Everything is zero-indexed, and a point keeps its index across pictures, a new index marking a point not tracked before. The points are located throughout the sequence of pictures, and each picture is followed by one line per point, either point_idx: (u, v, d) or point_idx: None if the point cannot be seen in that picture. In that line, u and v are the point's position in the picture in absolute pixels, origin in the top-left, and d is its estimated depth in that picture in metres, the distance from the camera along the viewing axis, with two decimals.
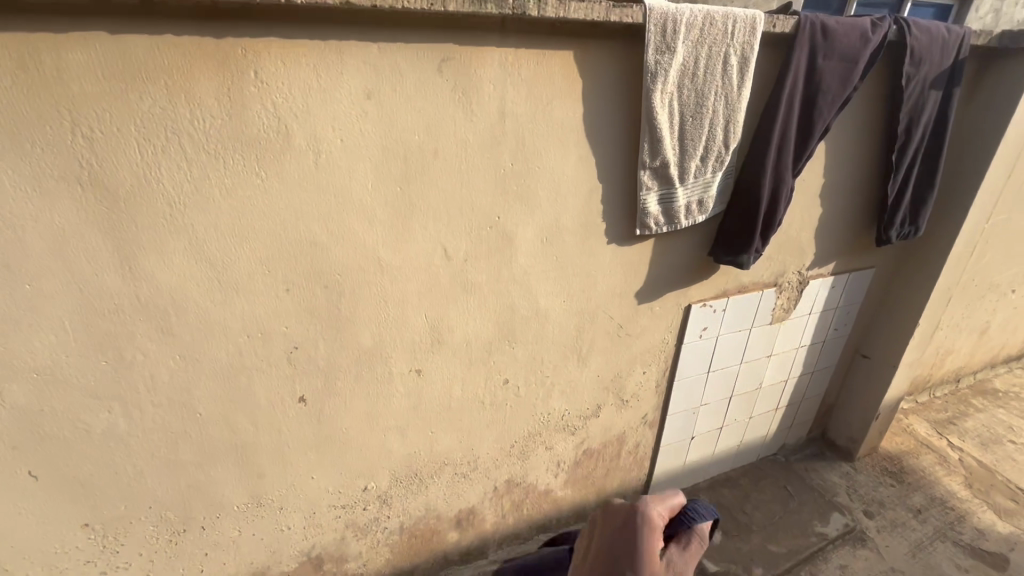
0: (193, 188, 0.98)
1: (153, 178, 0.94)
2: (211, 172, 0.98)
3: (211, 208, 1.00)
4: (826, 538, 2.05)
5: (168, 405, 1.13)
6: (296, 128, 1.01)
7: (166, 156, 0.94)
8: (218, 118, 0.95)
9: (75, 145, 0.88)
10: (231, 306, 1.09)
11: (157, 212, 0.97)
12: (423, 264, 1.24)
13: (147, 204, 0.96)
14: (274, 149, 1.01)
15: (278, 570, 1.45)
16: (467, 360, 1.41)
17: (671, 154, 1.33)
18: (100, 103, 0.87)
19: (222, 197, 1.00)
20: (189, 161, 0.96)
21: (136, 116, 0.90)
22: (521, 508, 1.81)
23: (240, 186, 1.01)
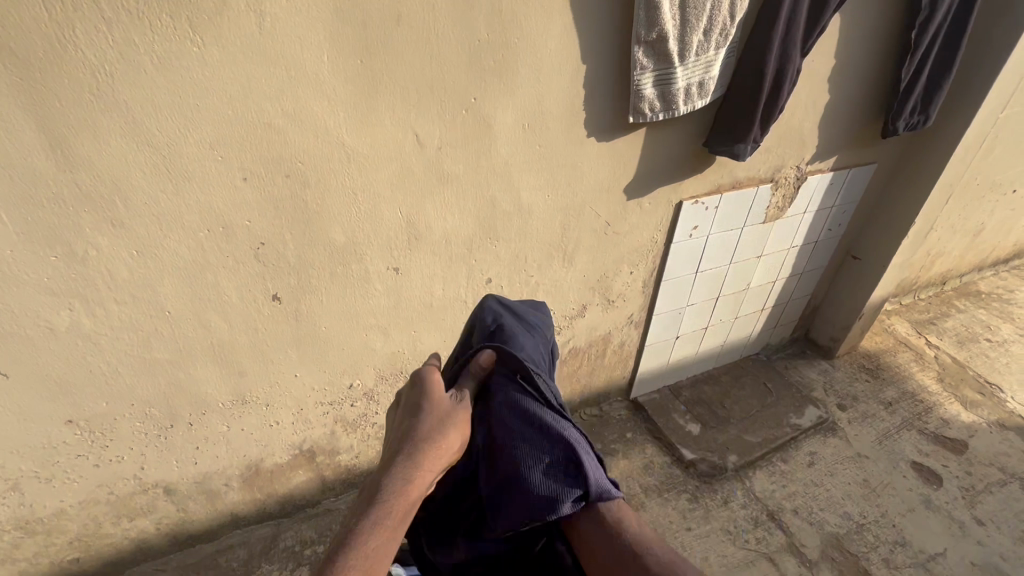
0: (118, 57, 0.85)
1: (68, 42, 0.82)
2: (136, 37, 0.85)
3: (145, 81, 0.88)
4: (799, 428, 2.15)
5: (133, 303, 1.08)
6: None
7: (79, 14, 0.81)
8: None
9: None
10: (185, 196, 1.01)
11: (82, 85, 0.85)
12: (393, 152, 1.14)
13: (67, 75, 0.84)
14: (209, 10, 0.87)
15: (273, 462, 1.51)
16: (448, 258, 1.36)
17: (669, 26, 1.18)
18: None
19: (154, 68, 0.88)
20: (108, 22, 0.83)
21: None
22: None
23: (175, 55, 0.88)
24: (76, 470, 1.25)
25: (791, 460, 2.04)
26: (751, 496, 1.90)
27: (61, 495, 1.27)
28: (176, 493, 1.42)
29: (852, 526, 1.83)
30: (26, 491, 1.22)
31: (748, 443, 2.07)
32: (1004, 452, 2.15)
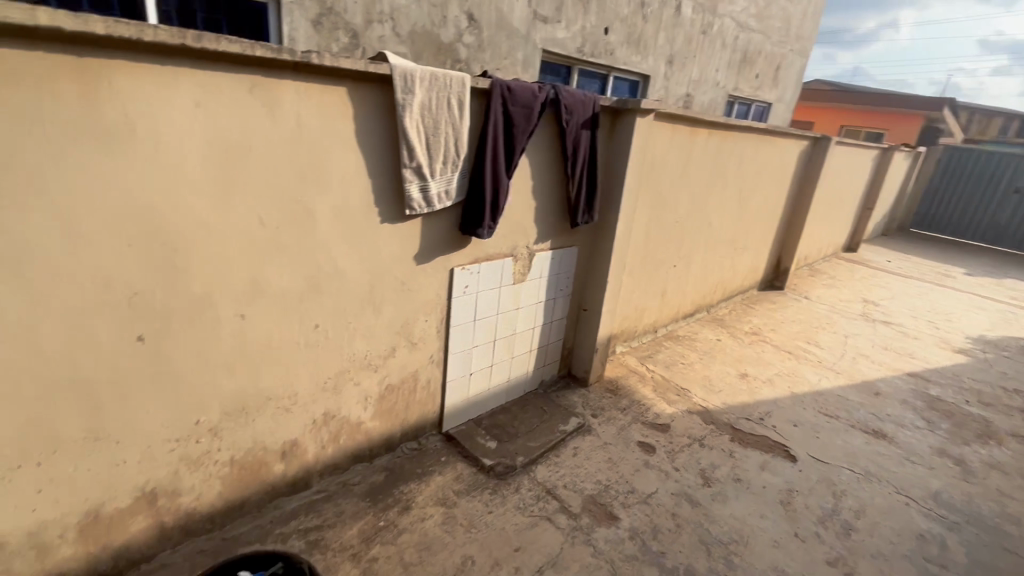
0: (47, 161, 1.32)
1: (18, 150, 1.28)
2: (69, 150, 1.34)
3: (64, 176, 1.35)
4: (565, 432, 2.96)
5: (12, 344, 1.38)
6: (139, 126, 1.43)
7: (31, 137, 1.29)
8: (75, 111, 1.33)
9: None
10: (80, 256, 1.43)
11: (17, 178, 1.29)
12: (241, 228, 1.71)
13: (7, 172, 1.27)
14: (121, 140, 1.41)
15: (114, 506, 1.70)
16: (283, 307, 1.90)
17: (421, 158, 2.03)
18: None
19: (75, 171, 1.36)
20: (50, 140, 1.31)
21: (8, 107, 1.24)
22: (337, 439, 2.30)
23: (93, 163, 1.38)
24: None
25: (561, 454, 2.80)
26: (535, 482, 2.56)
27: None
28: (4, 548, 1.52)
29: (602, 487, 2.60)
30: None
31: (531, 447, 2.78)
32: (692, 426, 3.24)
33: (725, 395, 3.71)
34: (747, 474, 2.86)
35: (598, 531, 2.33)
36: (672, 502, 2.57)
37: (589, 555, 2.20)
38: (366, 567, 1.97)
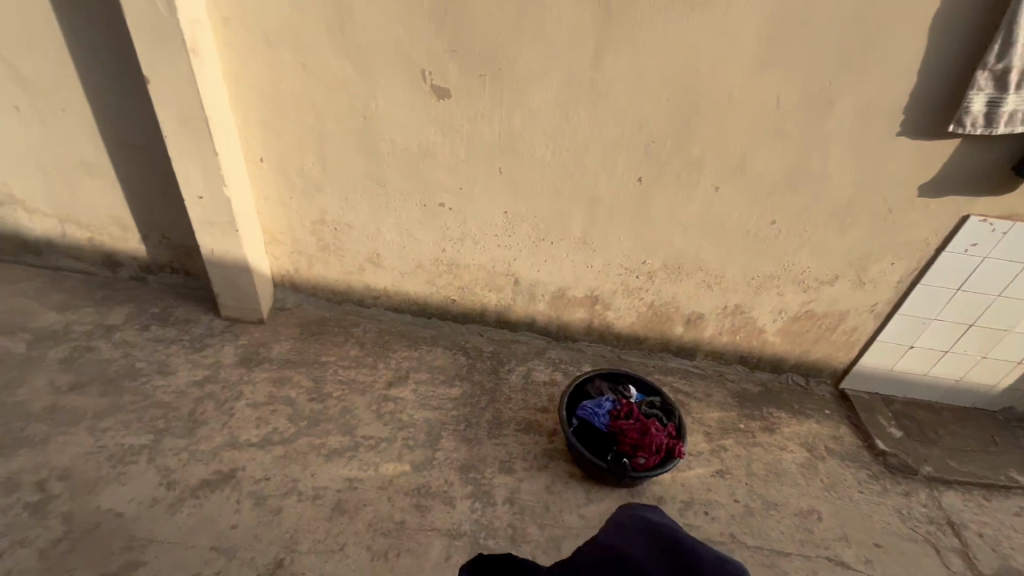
0: (650, 17, 1.66)
1: (637, 4, 1.65)
2: (667, 7, 1.64)
3: (654, 31, 1.68)
4: (1014, 483, 2.16)
5: (573, 154, 1.95)
6: None
7: None
8: None
9: None
10: (636, 99, 1.81)
11: (628, 28, 1.69)
12: (757, 104, 1.78)
13: (625, 23, 1.68)
14: (705, 1, 1.62)
15: (574, 293, 2.32)
16: (754, 192, 1.96)
17: (1014, 60, 1.53)
18: None
19: (663, 26, 1.67)
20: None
21: None
22: (734, 334, 2.37)
23: (677, 21, 1.66)
24: (490, 244, 2.23)
25: (992, 501, 2.10)
26: (936, 502, 2.05)
27: (478, 255, 2.28)
28: (519, 284, 2.34)
29: None
30: (466, 245, 2.25)
31: (950, 466, 2.18)
32: None
33: None
34: None
35: None
36: None
37: None
38: (716, 449, 2.10)
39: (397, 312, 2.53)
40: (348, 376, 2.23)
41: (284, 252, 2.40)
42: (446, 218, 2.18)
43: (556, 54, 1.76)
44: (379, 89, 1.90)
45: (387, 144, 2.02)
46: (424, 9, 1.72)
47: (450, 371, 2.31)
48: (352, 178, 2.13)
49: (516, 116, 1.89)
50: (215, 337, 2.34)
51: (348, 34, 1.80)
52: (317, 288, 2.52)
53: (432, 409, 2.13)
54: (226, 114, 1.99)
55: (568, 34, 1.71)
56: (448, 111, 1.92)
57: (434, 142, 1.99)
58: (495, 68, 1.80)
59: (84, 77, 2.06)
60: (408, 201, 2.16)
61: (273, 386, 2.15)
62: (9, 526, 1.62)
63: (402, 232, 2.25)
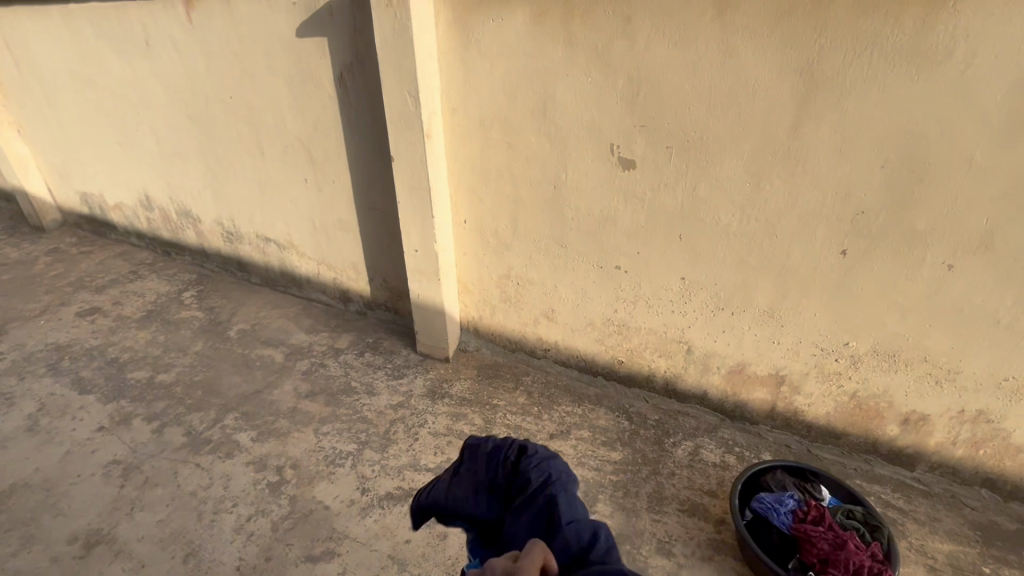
0: (863, 83, 1.55)
1: (845, 71, 1.56)
2: (883, 71, 1.52)
3: (865, 96, 1.56)
4: None
5: (763, 223, 1.86)
6: (961, 48, 1.42)
7: (860, 60, 1.53)
8: (907, 35, 1.46)
9: (814, 51, 1.57)
10: (840, 167, 1.67)
11: (834, 96, 1.60)
12: (1010, 171, 1.49)
13: (830, 90, 1.60)
14: (935, 62, 1.46)
15: (754, 370, 2.14)
16: (1007, 274, 1.60)
17: None
18: (844, 25, 1.51)
19: (876, 91, 1.54)
20: (873, 63, 1.52)
21: (859, 34, 1.51)
22: (977, 448, 1.88)
23: (895, 85, 1.52)
24: (662, 308, 2.21)
25: None
26: None
27: (649, 319, 2.27)
28: (692, 353, 2.24)
29: None
30: (638, 307, 2.26)
31: None
32: None
33: None
34: None
35: None
36: None
37: None
38: None
39: (564, 367, 2.63)
40: (515, 422, 2.37)
41: (473, 301, 2.72)
42: (621, 281, 2.24)
43: (747, 125, 1.74)
44: (570, 162, 2.10)
45: (573, 210, 2.20)
46: (618, 91, 1.89)
47: (612, 433, 2.28)
48: (538, 239, 2.35)
49: (700, 186, 1.90)
50: (410, 368, 2.72)
51: (548, 116, 2.06)
52: (495, 335, 2.77)
53: (590, 469, 2.13)
54: (444, 185, 2.40)
55: (763, 105, 1.69)
56: (632, 181, 2.01)
57: (615, 209, 2.10)
58: (683, 140, 1.86)
59: (350, 157, 2.71)
60: (586, 262, 2.28)
61: (451, 420, 2.39)
62: (255, 498, 2.07)
63: (577, 290, 2.38)
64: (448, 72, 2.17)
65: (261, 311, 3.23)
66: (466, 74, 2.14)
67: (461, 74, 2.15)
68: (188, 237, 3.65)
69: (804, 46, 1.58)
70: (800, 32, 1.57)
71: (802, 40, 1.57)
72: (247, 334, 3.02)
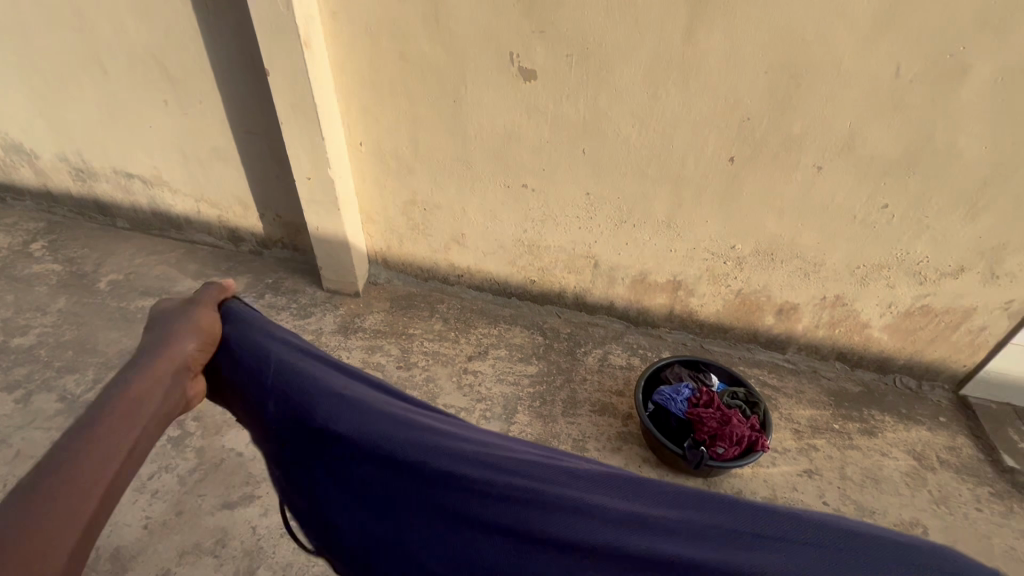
0: None
1: None
2: None
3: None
4: None
5: (660, 133, 1.90)
6: None
7: None
8: None
9: None
10: (729, 74, 1.72)
11: None
12: (871, 74, 1.62)
13: None
14: None
15: (655, 278, 2.28)
16: (864, 173, 1.79)
17: None
18: None
19: None
20: None
21: None
22: (833, 328, 2.19)
23: None
24: (569, 225, 2.24)
25: None
26: None
27: (558, 237, 2.30)
28: (599, 268, 2.33)
29: None
30: (547, 226, 2.28)
31: None
32: None
33: None
34: None
35: None
36: None
37: None
38: (805, 448, 1.98)
39: (479, 291, 2.64)
40: (433, 348, 2.37)
41: (378, 231, 2.59)
42: (529, 200, 2.23)
43: (644, 30, 1.71)
44: (469, 74, 1.97)
45: (475, 127, 2.10)
46: None
47: (528, 349, 2.37)
48: (441, 160, 2.24)
49: (601, 97, 1.88)
50: (318, 306, 2.58)
51: (442, 21, 1.89)
52: (406, 265, 2.68)
53: (509, 384, 2.21)
54: (332, 102, 2.17)
55: (658, 8, 1.66)
56: (534, 93, 1.94)
57: (519, 124, 2.03)
58: (582, 48, 1.80)
59: (217, 73, 2.35)
60: (492, 183, 2.23)
61: (366, 354, 2.34)
62: (155, 455, 1.92)
63: (486, 213, 2.33)
64: None
65: (134, 258, 2.85)
66: None
67: None
68: (24, 178, 3.06)
69: None
70: None
71: None
72: (120, 285, 2.67)
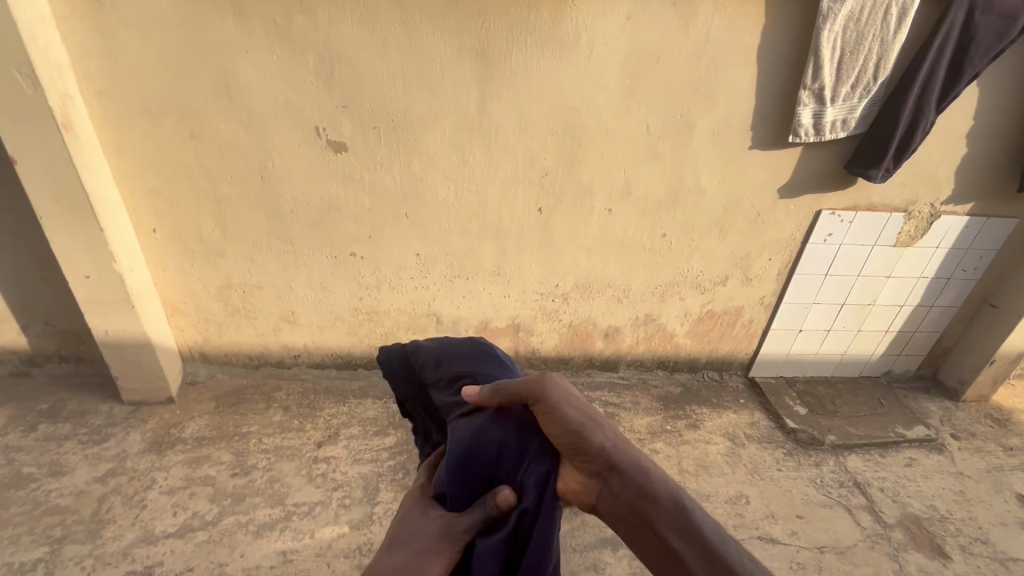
0: (525, 64, 1.83)
1: (510, 53, 1.80)
2: (537, 54, 1.81)
3: (528, 75, 1.84)
4: (902, 437, 2.42)
5: (474, 192, 2.05)
6: (584, 36, 1.79)
7: (519, 43, 1.79)
8: (546, 23, 1.76)
9: (482, 34, 1.76)
10: (523, 138, 1.95)
11: (506, 74, 1.84)
12: (630, 132, 1.98)
13: (501, 70, 1.83)
14: (570, 47, 1.81)
15: (495, 324, 2.39)
16: (643, 210, 2.15)
17: (827, 79, 1.84)
18: (501, 12, 1.74)
19: (536, 71, 1.84)
20: (528, 46, 1.79)
21: (514, 20, 1.75)
22: (650, 342, 2.53)
23: (548, 66, 1.83)
24: (405, 287, 2.25)
25: (889, 456, 2.34)
26: (842, 467, 2.25)
27: (397, 300, 2.29)
28: (442, 324, 2.37)
29: (936, 515, 2.08)
30: (383, 290, 2.25)
31: (851, 432, 2.41)
32: None
33: None
34: None
35: (912, 554, 1.92)
36: None
37: (890, 570, 1.86)
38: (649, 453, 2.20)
39: (321, 369, 2.47)
40: (274, 443, 2.13)
41: (190, 324, 2.28)
42: (360, 267, 2.19)
43: (443, 102, 1.87)
44: (274, 149, 1.91)
45: (289, 201, 2.02)
46: (311, 69, 1.78)
47: (382, 420, 2.26)
48: (255, 239, 2.09)
49: (414, 163, 1.97)
50: (118, 426, 2.14)
51: (235, 98, 1.81)
52: (230, 356, 2.40)
53: (366, 463, 2.07)
54: (110, 188, 1.90)
55: (452, 83, 1.83)
56: (347, 164, 1.96)
57: (336, 194, 2.02)
58: (387, 120, 1.88)
59: None
60: (318, 255, 2.14)
61: (190, 468, 2.00)
62: None
63: (316, 286, 2.22)
64: (77, 44, 1.69)
65: None
66: (107, 47, 1.70)
67: (98, 47, 1.70)
68: None
69: (474, 29, 1.75)
70: (468, 16, 1.73)
71: (471, 24, 1.74)
72: None
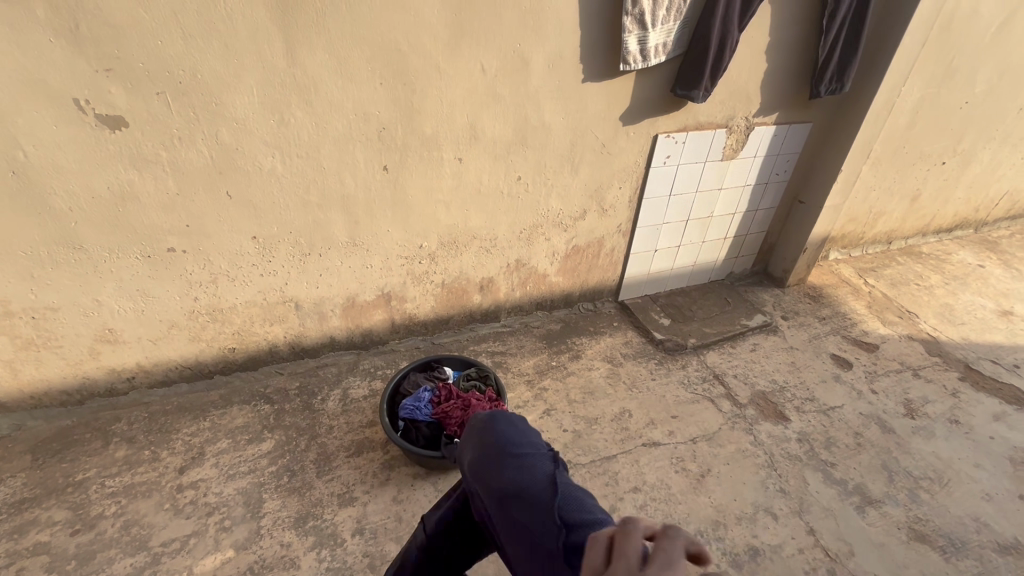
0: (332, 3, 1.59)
1: None
2: None
3: (338, 15, 1.61)
4: (747, 327, 2.78)
5: (306, 158, 1.82)
6: None
7: None
8: None
9: None
10: (348, 89, 1.75)
11: (311, 17, 1.59)
12: (466, 74, 1.87)
13: (304, 12, 1.58)
14: None
15: (363, 298, 2.23)
16: (494, 155, 2.09)
17: (645, 4, 1.87)
18: None
19: (346, 11, 1.62)
20: None
21: None
22: (525, 286, 2.55)
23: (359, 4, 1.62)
24: (250, 276, 1.98)
25: (738, 346, 2.68)
26: (703, 364, 2.53)
27: (242, 292, 2.01)
28: (302, 308, 2.15)
29: (776, 386, 2.45)
30: (221, 284, 1.96)
31: (707, 332, 2.71)
32: (907, 353, 2.73)
33: (969, 329, 2.96)
34: (968, 420, 2.39)
35: (762, 424, 2.26)
36: (859, 422, 2.32)
37: (748, 442, 2.17)
38: (538, 393, 2.27)
39: (167, 386, 2.13)
40: (122, 483, 1.82)
41: None
42: (185, 263, 1.87)
43: (241, 56, 1.58)
44: (21, 134, 1.49)
45: (65, 196, 1.62)
46: (44, 24, 1.38)
47: (255, 425, 2.04)
48: (29, 251, 1.67)
49: (222, 131, 1.67)
50: None
51: None
52: (38, 398, 1.96)
53: (242, 477, 1.86)
54: None
55: (246, 31, 1.55)
56: (134, 143, 1.60)
57: (129, 181, 1.66)
58: (174, 83, 1.55)
59: None
60: (125, 257, 1.78)
61: (11, 540, 1.64)
62: None
63: (134, 294, 1.87)
64: None
65: None
66: None
67: None
68: None
69: None
70: None
71: None
72: None
